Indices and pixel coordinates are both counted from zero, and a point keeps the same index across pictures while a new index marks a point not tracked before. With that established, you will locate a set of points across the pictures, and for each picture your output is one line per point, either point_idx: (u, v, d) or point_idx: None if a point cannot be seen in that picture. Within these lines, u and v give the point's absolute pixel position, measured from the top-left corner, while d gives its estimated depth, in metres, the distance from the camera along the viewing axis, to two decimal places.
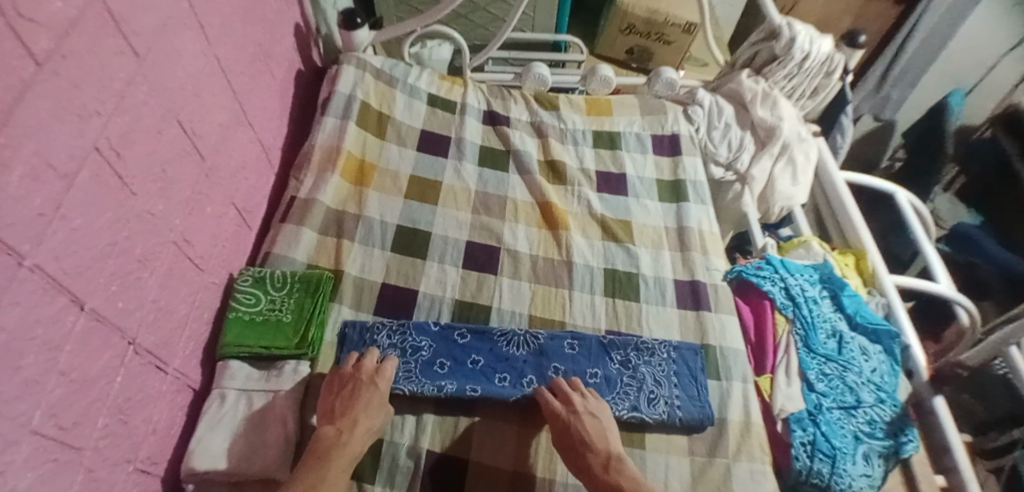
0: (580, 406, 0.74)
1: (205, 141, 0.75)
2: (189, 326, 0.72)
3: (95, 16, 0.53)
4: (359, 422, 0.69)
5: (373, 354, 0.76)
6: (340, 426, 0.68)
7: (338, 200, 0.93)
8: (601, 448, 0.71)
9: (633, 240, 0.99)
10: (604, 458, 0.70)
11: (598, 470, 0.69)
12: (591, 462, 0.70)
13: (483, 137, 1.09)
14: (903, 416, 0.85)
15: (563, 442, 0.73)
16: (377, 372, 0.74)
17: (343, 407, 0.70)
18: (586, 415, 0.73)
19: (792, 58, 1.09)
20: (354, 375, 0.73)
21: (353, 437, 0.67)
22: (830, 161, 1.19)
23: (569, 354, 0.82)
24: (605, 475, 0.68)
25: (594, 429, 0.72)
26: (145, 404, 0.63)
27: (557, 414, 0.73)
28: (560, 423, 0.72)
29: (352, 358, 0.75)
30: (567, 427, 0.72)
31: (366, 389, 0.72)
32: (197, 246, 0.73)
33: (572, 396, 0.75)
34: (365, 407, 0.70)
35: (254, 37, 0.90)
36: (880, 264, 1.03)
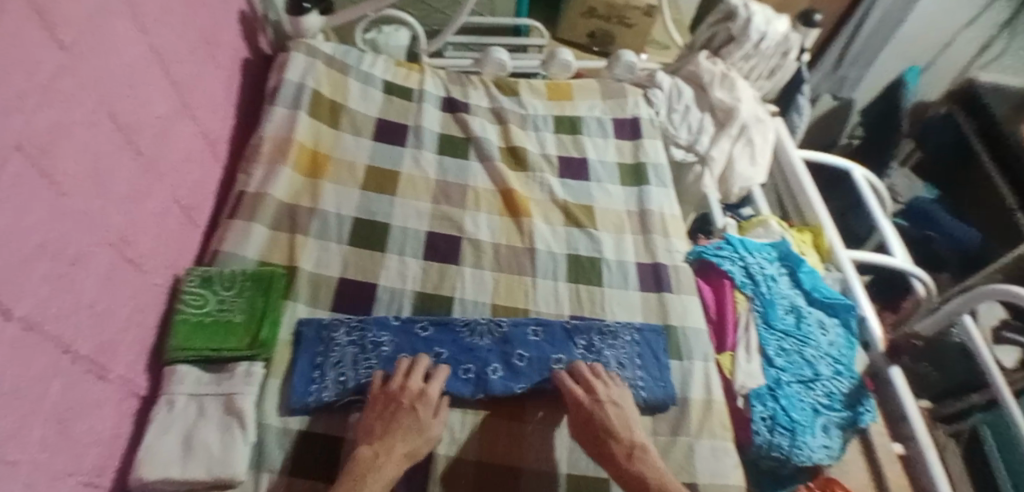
0: (614, 405, 0.73)
1: (143, 136, 0.72)
2: (131, 330, 0.69)
3: (13, 4, 0.49)
4: (396, 445, 0.66)
5: (420, 371, 0.74)
6: (376, 447, 0.66)
7: (291, 194, 0.90)
8: (625, 437, 0.70)
9: (595, 225, 0.98)
10: (630, 449, 0.69)
11: (623, 459, 0.68)
12: (615, 451, 0.69)
13: (442, 125, 1.06)
14: (860, 387, 0.87)
15: (586, 437, 0.72)
16: (421, 395, 0.71)
17: (383, 428, 0.68)
18: (615, 409, 0.73)
19: (749, 38, 1.10)
20: (398, 395, 0.71)
21: (389, 460, 0.65)
22: (788, 140, 1.21)
23: (534, 341, 0.82)
24: (628, 464, 0.67)
25: (617, 418, 0.72)
26: (86, 413, 0.60)
27: (579, 403, 0.73)
28: (582, 412, 0.72)
29: (400, 374, 0.73)
30: (591, 417, 0.72)
31: (407, 413, 0.69)
32: (137, 247, 0.70)
33: (593, 383, 0.75)
34: (404, 430, 0.68)
35: (196, 25, 0.86)
36: (836, 240, 1.06)
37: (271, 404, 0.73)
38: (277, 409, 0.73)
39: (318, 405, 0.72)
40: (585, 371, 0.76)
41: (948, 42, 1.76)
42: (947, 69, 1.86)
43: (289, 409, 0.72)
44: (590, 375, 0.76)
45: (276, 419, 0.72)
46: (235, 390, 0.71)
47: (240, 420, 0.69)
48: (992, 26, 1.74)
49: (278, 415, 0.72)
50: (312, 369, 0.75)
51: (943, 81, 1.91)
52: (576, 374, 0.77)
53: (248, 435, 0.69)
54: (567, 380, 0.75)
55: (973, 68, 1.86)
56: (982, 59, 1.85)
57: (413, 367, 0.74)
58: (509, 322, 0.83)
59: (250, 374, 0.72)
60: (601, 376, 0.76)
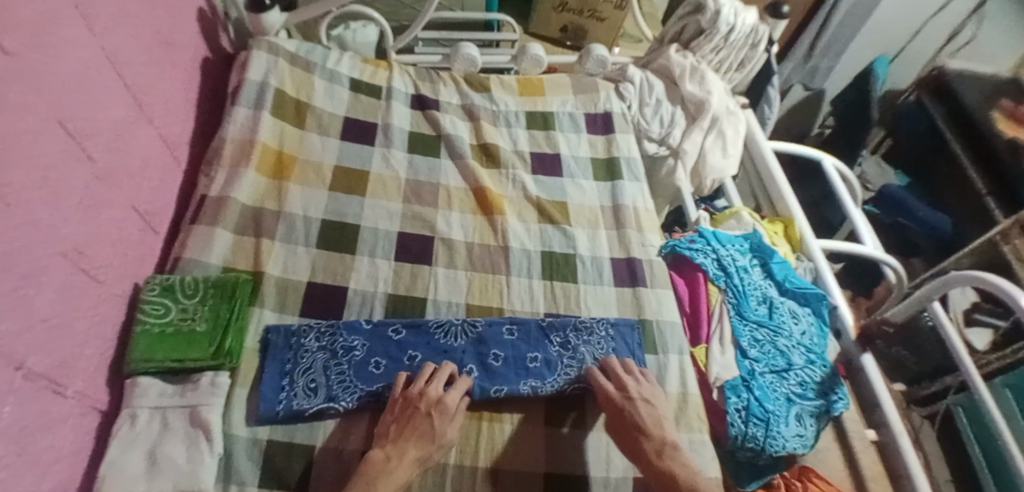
0: (645, 402, 0.74)
1: (96, 142, 0.68)
2: (90, 343, 0.66)
3: None
4: (409, 450, 0.66)
5: (444, 376, 0.74)
6: (388, 452, 0.66)
7: (256, 197, 0.87)
8: (656, 434, 0.72)
9: (570, 221, 0.98)
10: (660, 446, 0.71)
11: (653, 457, 0.70)
12: (646, 448, 0.71)
13: (412, 123, 1.05)
14: (833, 374, 0.88)
15: (621, 432, 0.73)
16: (439, 402, 0.70)
17: (396, 434, 0.68)
18: (645, 405, 0.74)
19: (718, 31, 1.10)
20: (416, 400, 0.70)
21: (400, 465, 0.65)
22: (758, 132, 1.21)
23: (510, 341, 0.81)
24: (658, 462, 0.69)
25: (649, 416, 0.73)
26: (45, 433, 0.57)
27: (611, 399, 0.74)
28: (614, 406, 0.74)
29: (423, 379, 0.73)
30: (621, 413, 0.73)
31: (422, 420, 0.69)
32: (93, 257, 0.67)
33: (625, 379, 0.76)
34: (417, 435, 0.67)
35: (150, 24, 0.83)
36: (806, 230, 1.07)
37: (239, 414, 0.71)
38: (245, 419, 0.71)
39: (288, 414, 0.71)
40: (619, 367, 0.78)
41: (920, 29, 1.76)
42: (918, 56, 1.88)
43: (257, 418, 0.71)
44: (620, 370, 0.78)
45: (246, 430, 0.70)
46: (201, 401, 0.69)
47: (208, 432, 0.67)
48: (963, 13, 1.75)
49: (248, 426, 0.70)
50: (281, 377, 0.74)
51: (914, 68, 1.93)
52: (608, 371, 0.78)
53: (216, 447, 0.67)
54: (600, 379, 0.77)
55: (943, 56, 1.88)
56: (952, 46, 1.87)
57: (436, 373, 0.74)
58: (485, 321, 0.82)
59: (216, 385, 0.70)
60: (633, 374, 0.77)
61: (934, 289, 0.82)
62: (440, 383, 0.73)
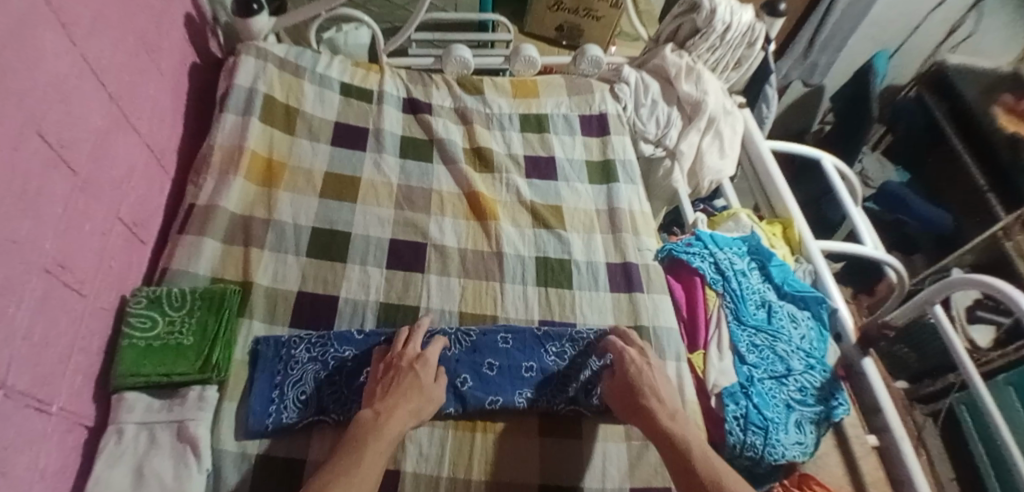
0: (654, 369, 0.75)
1: (77, 152, 0.67)
2: (73, 358, 0.65)
3: None
4: (398, 406, 0.66)
5: (418, 340, 0.75)
6: (377, 409, 0.66)
7: (244, 204, 0.86)
8: (667, 399, 0.72)
9: (564, 225, 0.97)
10: (671, 411, 0.70)
11: (661, 417, 0.69)
12: (656, 408, 0.70)
13: (404, 127, 1.03)
14: (833, 380, 0.87)
15: (621, 397, 0.74)
16: (419, 358, 0.72)
17: (384, 392, 0.69)
18: (656, 372, 0.75)
19: (714, 30, 1.08)
20: (397, 361, 0.72)
21: (390, 419, 0.65)
22: (755, 131, 1.20)
23: (504, 348, 0.79)
24: (670, 422, 0.68)
25: (661, 382, 0.74)
26: (29, 450, 0.56)
27: (635, 362, 0.75)
28: (637, 367, 0.74)
29: (400, 342, 0.74)
30: (642, 375, 0.74)
31: (407, 375, 0.70)
32: (76, 270, 0.66)
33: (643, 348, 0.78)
34: (402, 391, 0.68)
35: (133, 30, 0.81)
36: (805, 231, 1.05)
37: (228, 427, 0.70)
38: (235, 433, 0.70)
39: (278, 428, 0.70)
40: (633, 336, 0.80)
41: (919, 24, 1.74)
42: (918, 53, 1.85)
43: (246, 432, 0.69)
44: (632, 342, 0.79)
45: (234, 444, 0.69)
46: (188, 416, 0.68)
47: (195, 447, 0.66)
48: (962, 8, 1.73)
49: (236, 440, 0.69)
50: (271, 389, 0.72)
51: (914, 64, 1.90)
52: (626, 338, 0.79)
53: (205, 463, 0.66)
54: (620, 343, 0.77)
55: (942, 52, 1.86)
56: (951, 42, 1.84)
57: (411, 336, 0.75)
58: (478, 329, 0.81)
59: (203, 399, 0.69)
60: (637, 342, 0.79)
61: (936, 291, 0.81)
62: (418, 343, 0.74)
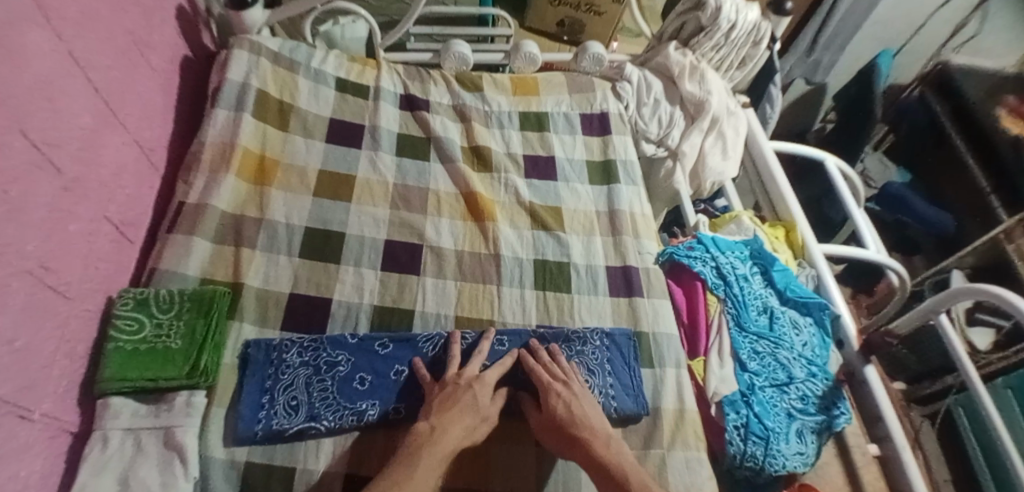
0: (583, 399, 0.71)
1: (63, 152, 0.65)
2: (59, 363, 0.63)
3: None
4: (454, 423, 0.65)
5: (478, 360, 0.74)
6: (433, 423, 0.65)
7: (236, 203, 0.84)
8: (599, 430, 0.68)
9: (563, 227, 0.95)
10: (605, 438, 0.67)
11: (599, 448, 0.65)
12: (592, 441, 0.66)
13: (401, 124, 1.01)
14: (835, 388, 0.86)
15: (551, 430, 0.69)
16: (477, 378, 0.71)
17: (440, 407, 0.67)
18: (586, 402, 0.70)
19: (718, 28, 1.05)
20: (453, 380, 0.71)
21: (446, 434, 0.64)
22: (759, 131, 1.18)
23: (500, 351, 0.78)
24: (606, 453, 0.65)
25: (593, 412, 0.70)
26: (11, 460, 0.54)
27: (562, 396, 0.70)
28: (564, 401, 0.70)
29: (456, 363, 0.73)
30: (572, 411, 0.69)
31: (465, 394, 0.69)
32: (62, 273, 0.64)
33: (563, 372, 0.74)
34: (461, 408, 0.67)
35: (123, 23, 0.79)
36: (809, 235, 1.03)
37: (217, 434, 0.68)
38: (225, 442, 0.68)
39: (268, 434, 0.68)
40: (546, 354, 0.76)
41: (924, 22, 1.69)
42: (922, 51, 1.79)
43: (236, 439, 0.68)
44: (555, 364, 0.75)
45: (224, 451, 0.67)
46: (176, 422, 0.66)
47: (183, 455, 0.64)
48: (967, 8, 1.67)
49: (225, 447, 0.67)
50: (261, 394, 0.71)
51: (919, 62, 1.83)
52: (548, 366, 0.74)
53: (192, 471, 0.64)
54: (541, 375, 0.72)
55: (948, 51, 1.80)
56: (957, 40, 1.78)
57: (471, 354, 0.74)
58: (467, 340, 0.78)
59: (191, 405, 0.67)
60: (562, 364, 0.75)
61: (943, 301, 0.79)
62: (478, 365, 0.74)
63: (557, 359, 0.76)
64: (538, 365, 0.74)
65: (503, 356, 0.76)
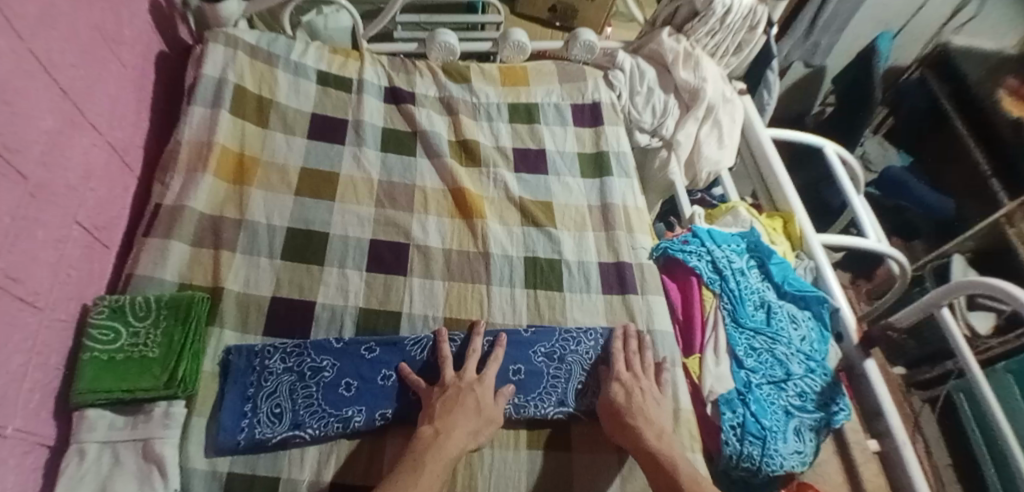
0: (647, 389, 0.73)
1: (27, 157, 0.62)
2: (30, 376, 0.60)
3: None
4: (457, 426, 0.64)
5: (473, 365, 0.72)
6: (437, 427, 0.64)
7: (214, 204, 0.81)
8: (653, 420, 0.68)
9: (555, 223, 0.92)
10: (659, 429, 0.68)
11: (650, 437, 0.66)
12: (643, 431, 0.67)
13: (385, 118, 0.98)
14: (833, 384, 0.84)
15: (609, 414, 0.71)
16: (479, 380, 0.70)
17: (443, 410, 0.66)
18: (648, 392, 0.72)
19: (713, 13, 1.02)
20: (454, 382, 0.69)
21: (449, 439, 0.63)
22: (755, 119, 1.15)
23: (490, 347, 0.76)
24: (656, 442, 0.66)
25: (654, 406, 0.71)
26: None
27: (625, 387, 0.72)
28: (625, 389, 0.72)
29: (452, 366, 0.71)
30: (632, 400, 0.71)
31: (468, 395, 0.68)
32: (30, 283, 0.61)
33: (637, 363, 0.75)
34: (464, 411, 0.66)
35: (89, 19, 0.75)
36: (807, 225, 1.01)
37: (198, 445, 0.66)
38: (205, 453, 0.65)
39: (250, 444, 0.65)
40: (628, 343, 0.78)
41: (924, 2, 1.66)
42: (922, 32, 1.77)
43: (217, 449, 0.65)
44: (638, 358, 0.76)
45: (204, 462, 0.65)
46: (154, 434, 0.64)
47: (162, 468, 0.62)
48: None
49: (206, 457, 0.65)
50: (242, 403, 0.68)
51: (918, 44, 1.81)
52: (622, 352, 0.76)
53: (172, 485, 0.62)
54: (616, 365, 0.75)
55: (947, 32, 1.78)
56: (957, 21, 1.75)
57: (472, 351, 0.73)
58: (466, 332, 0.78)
59: (169, 416, 0.65)
60: (642, 358, 0.76)
61: (940, 295, 0.77)
62: (475, 367, 0.72)
63: (639, 351, 0.77)
64: (625, 355, 0.76)
65: (494, 349, 0.75)
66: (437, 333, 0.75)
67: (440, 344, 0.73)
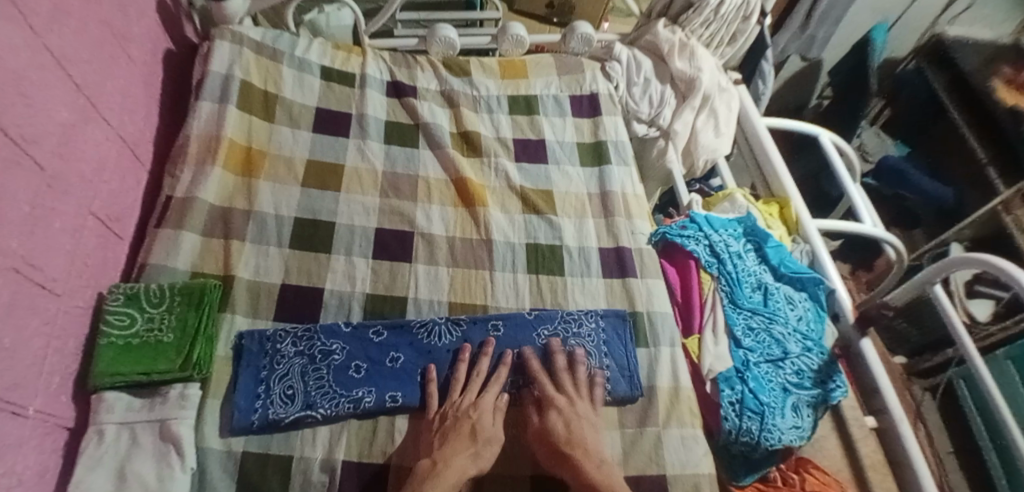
0: (582, 416, 0.72)
1: (43, 148, 0.64)
2: (49, 359, 0.63)
3: None
4: (455, 455, 0.66)
5: (475, 388, 0.73)
6: (435, 458, 0.66)
7: (224, 195, 0.84)
8: (592, 451, 0.69)
9: (555, 210, 0.94)
10: (597, 460, 0.68)
11: (590, 469, 0.66)
12: (581, 460, 0.67)
13: (388, 111, 1.00)
14: (830, 362, 0.85)
15: (543, 443, 0.70)
16: (474, 405, 0.71)
17: (441, 441, 0.68)
18: (587, 419, 0.72)
19: (707, 4, 1.05)
20: (453, 411, 0.71)
21: (448, 467, 0.65)
22: (751, 108, 1.17)
23: (496, 363, 0.77)
24: (598, 474, 0.66)
25: (589, 434, 0.71)
26: (3, 456, 0.54)
27: (563, 414, 0.71)
28: (564, 419, 0.71)
29: (457, 390, 0.73)
30: (571, 430, 0.70)
31: (464, 424, 0.69)
32: (48, 269, 0.63)
33: (565, 382, 0.75)
34: (456, 440, 0.67)
35: (100, 17, 0.78)
36: (802, 210, 1.03)
37: (214, 429, 0.67)
38: (224, 435, 0.67)
39: (264, 424, 0.68)
40: (562, 361, 0.77)
41: None
42: (916, 24, 1.81)
43: (232, 429, 0.67)
44: (566, 374, 0.76)
45: (219, 442, 0.67)
46: (170, 415, 0.66)
47: (178, 447, 0.64)
48: None
49: (221, 437, 0.67)
50: (256, 384, 0.70)
51: (914, 35, 1.85)
52: (556, 374, 0.76)
53: (189, 464, 0.63)
54: (549, 388, 0.74)
55: (942, 24, 1.82)
56: (950, 14, 1.80)
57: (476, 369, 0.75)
58: (472, 352, 0.77)
59: (186, 397, 0.67)
60: (571, 374, 0.76)
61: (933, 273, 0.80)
62: (474, 391, 0.73)
63: (576, 370, 0.77)
64: (555, 372, 0.76)
65: (498, 368, 0.76)
66: (461, 348, 0.76)
67: (464, 355, 0.75)
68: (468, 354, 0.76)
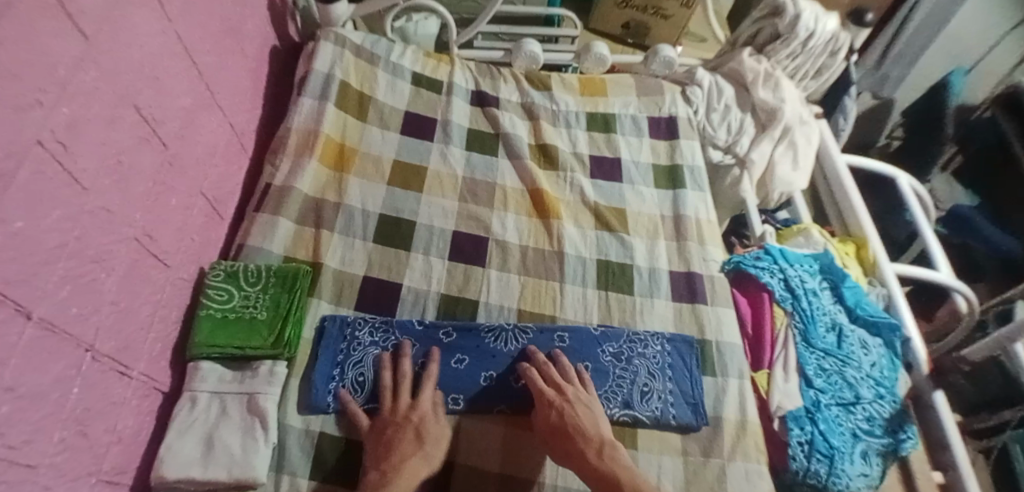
0: (575, 404, 0.70)
1: (167, 127, 0.69)
2: (154, 326, 0.67)
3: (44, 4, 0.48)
4: (407, 462, 0.65)
5: (405, 388, 0.72)
6: (383, 468, 0.64)
7: (317, 187, 0.88)
8: (593, 435, 0.67)
9: (627, 229, 0.95)
10: (597, 446, 0.67)
11: (593, 458, 0.65)
12: (585, 448, 0.66)
13: (471, 119, 1.03)
14: (902, 412, 0.83)
15: (552, 440, 0.68)
16: (412, 407, 0.70)
17: (386, 450, 0.66)
18: (582, 407, 0.70)
19: (797, 36, 1.04)
20: (391, 416, 0.69)
21: (399, 475, 0.63)
22: (831, 144, 1.15)
23: (422, 365, 0.75)
24: (600, 463, 0.65)
25: (585, 418, 0.69)
26: (108, 411, 0.58)
27: (554, 405, 0.70)
28: (558, 410, 0.69)
29: (388, 396, 0.71)
30: (565, 418, 0.69)
31: (406, 430, 0.68)
32: (161, 241, 0.68)
33: (560, 381, 0.73)
34: (405, 446, 0.66)
35: (221, 12, 0.83)
36: (880, 252, 1.00)
37: (297, 408, 0.71)
38: (306, 414, 0.71)
39: (339, 408, 0.71)
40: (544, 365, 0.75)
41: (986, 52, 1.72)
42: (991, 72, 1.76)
43: (310, 408, 0.71)
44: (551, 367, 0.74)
45: (299, 419, 0.70)
46: (257, 390, 0.69)
47: (263, 421, 0.67)
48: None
49: (301, 416, 0.71)
50: (332, 368, 0.74)
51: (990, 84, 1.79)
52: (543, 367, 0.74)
53: (269, 438, 0.66)
54: (538, 382, 0.72)
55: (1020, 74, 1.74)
56: None
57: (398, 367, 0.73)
58: (392, 356, 0.75)
59: (274, 373, 0.71)
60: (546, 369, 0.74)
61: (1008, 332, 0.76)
62: (405, 391, 0.72)
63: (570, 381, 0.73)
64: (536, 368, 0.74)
65: (428, 365, 0.74)
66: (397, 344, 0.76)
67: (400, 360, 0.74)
68: (388, 359, 0.74)
